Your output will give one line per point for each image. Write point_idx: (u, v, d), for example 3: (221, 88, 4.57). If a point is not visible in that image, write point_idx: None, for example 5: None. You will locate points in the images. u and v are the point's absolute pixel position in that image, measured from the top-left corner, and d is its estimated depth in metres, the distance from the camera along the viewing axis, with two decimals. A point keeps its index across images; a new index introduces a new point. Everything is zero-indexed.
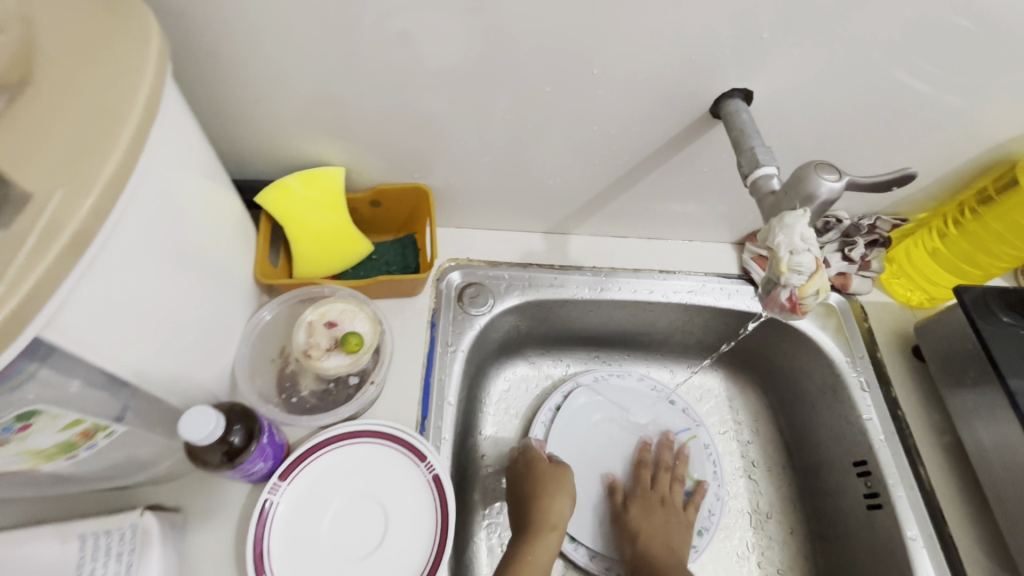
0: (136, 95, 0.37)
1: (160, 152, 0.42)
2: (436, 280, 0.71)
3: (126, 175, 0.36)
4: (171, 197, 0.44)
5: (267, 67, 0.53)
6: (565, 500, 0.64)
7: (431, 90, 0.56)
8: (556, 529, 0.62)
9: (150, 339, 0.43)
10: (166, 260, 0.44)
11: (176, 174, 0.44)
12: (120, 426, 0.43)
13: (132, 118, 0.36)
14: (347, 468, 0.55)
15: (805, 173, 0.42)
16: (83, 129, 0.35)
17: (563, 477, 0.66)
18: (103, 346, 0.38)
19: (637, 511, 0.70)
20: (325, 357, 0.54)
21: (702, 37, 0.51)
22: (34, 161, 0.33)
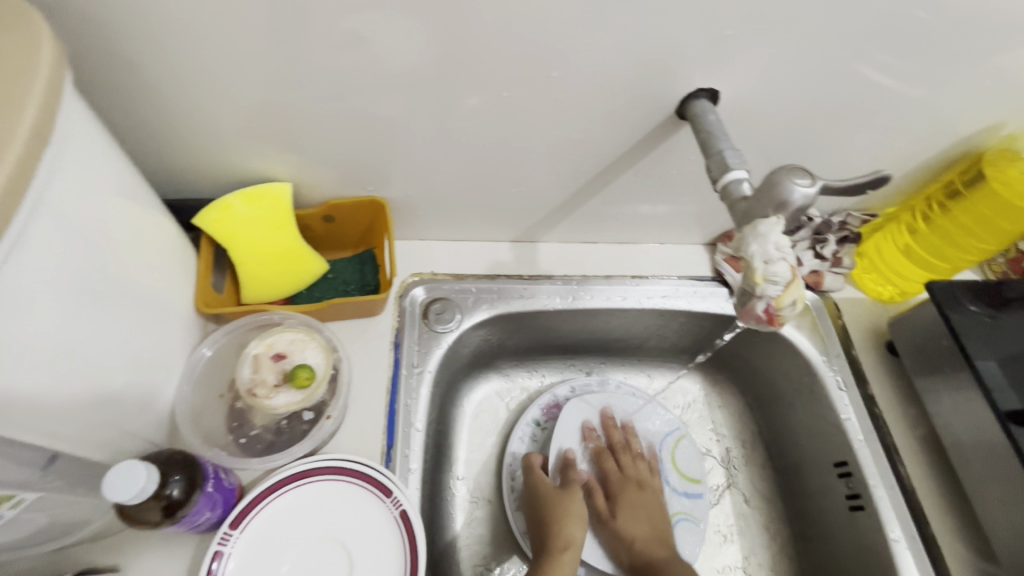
0: (23, 114, 0.32)
1: (64, 175, 0.37)
2: (398, 297, 0.67)
3: (14, 203, 0.31)
4: (82, 226, 0.39)
5: (195, 76, 0.48)
6: (579, 526, 0.61)
7: (380, 98, 0.52)
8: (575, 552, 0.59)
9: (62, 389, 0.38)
10: (79, 296, 0.39)
11: (88, 200, 0.39)
12: (32, 493, 0.38)
13: (20, 137, 0.32)
14: (306, 510, 0.50)
15: (777, 179, 0.40)
16: None
17: (574, 504, 0.63)
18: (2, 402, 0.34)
19: (620, 496, 0.68)
20: (273, 395, 0.50)
21: (665, 35, 0.49)
22: None
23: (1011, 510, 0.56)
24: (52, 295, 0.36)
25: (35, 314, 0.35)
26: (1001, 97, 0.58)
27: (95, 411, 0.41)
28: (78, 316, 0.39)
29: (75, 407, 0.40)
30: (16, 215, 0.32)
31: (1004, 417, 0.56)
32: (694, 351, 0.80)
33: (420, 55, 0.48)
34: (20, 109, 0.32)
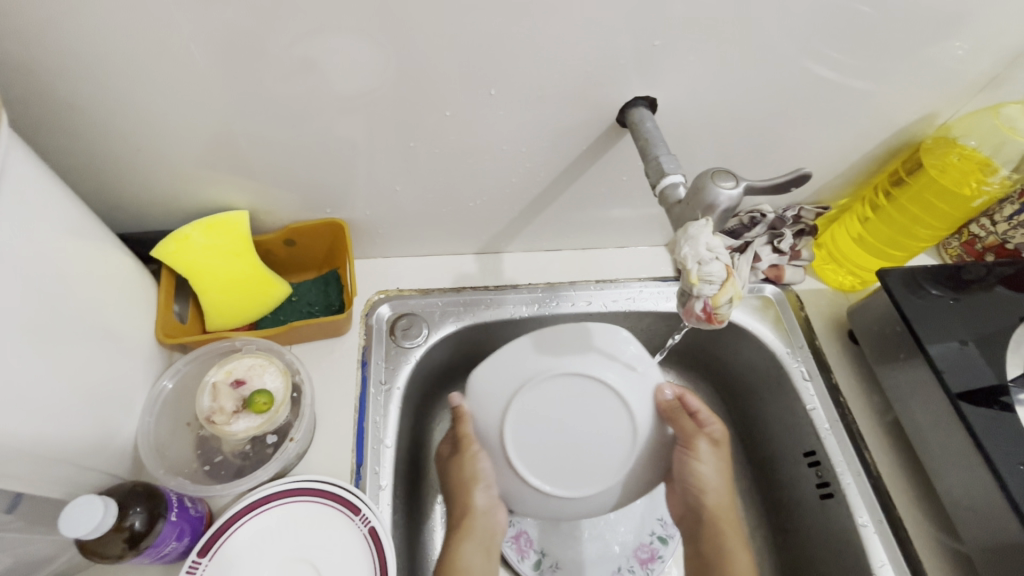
0: None
1: (3, 219, 0.38)
2: (364, 315, 0.68)
3: None
4: (26, 267, 0.40)
5: (141, 113, 0.49)
6: (480, 492, 0.61)
7: (328, 124, 0.54)
8: (475, 522, 0.61)
9: (11, 428, 0.39)
10: (25, 335, 0.40)
11: (33, 245, 0.41)
12: None
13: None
14: (274, 534, 0.51)
15: (704, 182, 0.42)
16: None
17: (468, 467, 0.61)
18: None
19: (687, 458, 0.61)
20: (232, 421, 0.51)
21: (597, 47, 0.50)
22: None
23: (971, 489, 0.57)
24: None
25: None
26: (933, 88, 0.60)
27: (49, 449, 0.42)
28: (29, 354, 0.40)
29: (31, 447, 0.40)
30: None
31: (954, 397, 0.58)
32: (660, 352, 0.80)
33: (362, 78, 0.50)
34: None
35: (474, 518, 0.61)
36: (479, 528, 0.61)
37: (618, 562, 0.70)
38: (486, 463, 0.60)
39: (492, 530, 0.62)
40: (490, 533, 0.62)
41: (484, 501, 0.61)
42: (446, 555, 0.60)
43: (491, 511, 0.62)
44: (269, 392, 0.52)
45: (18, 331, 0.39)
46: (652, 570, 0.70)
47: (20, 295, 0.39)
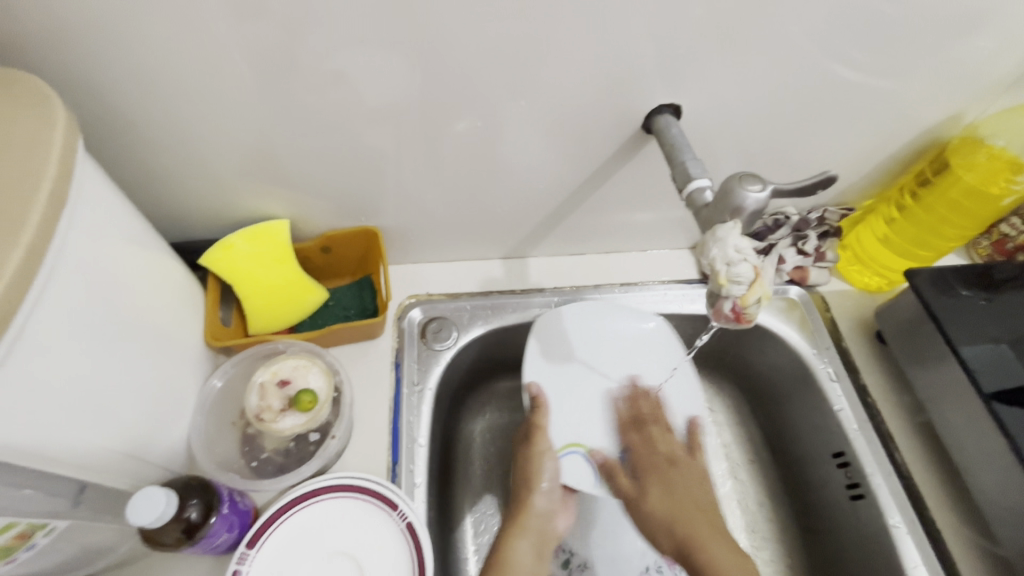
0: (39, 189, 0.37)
1: (80, 229, 0.42)
2: (397, 319, 0.71)
3: (37, 261, 0.36)
4: (94, 275, 0.43)
5: (191, 127, 0.53)
6: (541, 496, 0.65)
7: (364, 137, 0.57)
8: (529, 521, 0.64)
9: (80, 423, 0.42)
10: (93, 339, 0.43)
11: (100, 255, 0.44)
12: (60, 521, 0.41)
13: (39, 200, 0.37)
14: (317, 528, 0.53)
15: (731, 187, 0.42)
16: None
17: (535, 466, 0.66)
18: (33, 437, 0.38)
19: (674, 472, 0.67)
20: (279, 418, 0.54)
21: (622, 56, 0.52)
22: None
23: (1005, 489, 0.57)
24: (75, 338, 0.41)
25: (60, 356, 0.40)
26: (956, 88, 0.61)
27: (114, 445, 0.45)
28: (96, 356, 0.43)
29: (97, 440, 0.43)
30: (39, 267, 0.37)
31: (987, 397, 0.58)
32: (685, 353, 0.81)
33: (397, 90, 0.52)
34: (38, 179, 0.37)
35: (528, 518, 0.64)
36: (535, 528, 0.64)
37: (645, 563, 0.71)
38: (552, 465, 0.66)
39: (544, 531, 0.65)
40: (544, 536, 0.65)
41: (544, 504, 0.65)
42: (499, 553, 0.61)
43: (549, 514, 0.66)
44: (312, 390, 0.55)
45: (87, 336, 0.42)
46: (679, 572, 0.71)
47: (90, 301, 0.43)
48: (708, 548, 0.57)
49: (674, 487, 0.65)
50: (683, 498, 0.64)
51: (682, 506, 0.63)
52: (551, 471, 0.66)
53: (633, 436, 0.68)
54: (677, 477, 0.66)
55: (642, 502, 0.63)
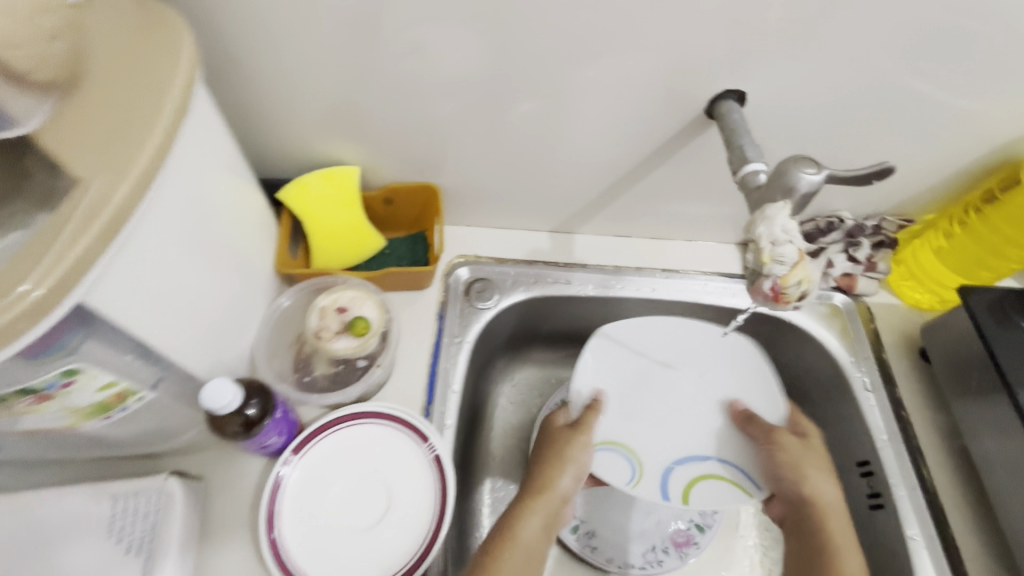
0: (167, 98, 0.40)
1: (184, 148, 0.46)
2: (444, 275, 0.74)
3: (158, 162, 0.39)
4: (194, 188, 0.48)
5: (283, 70, 0.57)
6: (570, 476, 0.60)
7: (436, 97, 0.60)
8: (551, 496, 0.58)
9: (173, 319, 0.46)
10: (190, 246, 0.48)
11: (200, 170, 0.49)
12: (149, 392, 0.47)
13: (164, 111, 0.39)
14: (353, 447, 0.58)
15: (786, 168, 0.44)
16: (116, 129, 0.38)
17: (574, 448, 0.62)
18: (143, 321, 0.43)
19: (791, 455, 0.63)
20: (334, 340, 0.56)
21: (695, 38, 0.53)
22: (81, 152, 0.37)
23: None
24: (175, 247, 0.45)
25: (161, 259, 0.44)
26: None
27: (199, 344, 0.50)
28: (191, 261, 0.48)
29: (185, 338, 0.48)
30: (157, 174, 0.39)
31: None
32: None
33: (473, 55, 0.55)
34: (166, 88, 0.40)
35: (550, 493, 0.58)
36: (552, 505, 0.58)
37: (652, 542, 0.74)
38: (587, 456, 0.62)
39: (558, 514, 0.58)
40: (552, 511, 0.58)
41: (567, 486, 0.60)
42: (508, 519, 0.57)
43: (567, 499, 0.60)
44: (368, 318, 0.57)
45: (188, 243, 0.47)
46: (686, 554, 0.73)
47: (187, 211, 0.47)
48: (831, 525, 0.60)
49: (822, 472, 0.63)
50: (823, 466, 0.63)
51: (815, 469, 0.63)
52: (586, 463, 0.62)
53: (753, 429, 0.68)
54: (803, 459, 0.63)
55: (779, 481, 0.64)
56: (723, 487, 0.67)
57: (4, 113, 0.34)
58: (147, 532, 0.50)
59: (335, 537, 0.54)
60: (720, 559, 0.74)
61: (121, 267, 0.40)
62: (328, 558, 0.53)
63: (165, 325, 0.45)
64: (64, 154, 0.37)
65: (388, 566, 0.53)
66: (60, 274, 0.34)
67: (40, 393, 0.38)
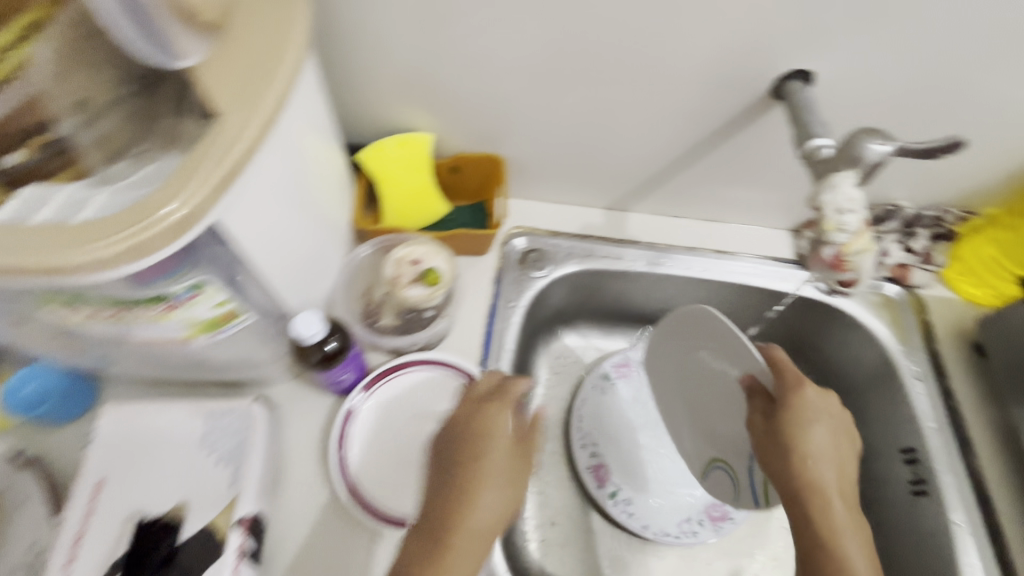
0: (291, 40, 0.44)
1: (303, 95, 0.50)
2: (502, 244, 0.78)
3: (283, 96, 0.43)
4: (305, 137, 0.53)
5: (370, 38, 0.61)
6: (505, 443, 0.49)
7: (510, 70, 0.63)
8: (488, 470, 0.48)
9: (278, 253, 0.51)
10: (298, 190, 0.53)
11: (310, 122, 0.53)
12: (249, 316, 0.51)
13: (290, 52, 0.43)
14: (417, 390, 0.63)
15: (856, 139, 0.44)
16: (250, 66, 0.42)
17: (495, 417, 0.50)
18: (259, 250, 0.47)
19: (788, 420, 0.52)
20: (407, 288, 0.60)
21: (767, 17, 0.54)
22: (222, 85, 0.41)
23: None
24: (288, 187, 0.50)
25: (278, 195, 0.48)
26: None
27: (293, 281, 0.55)
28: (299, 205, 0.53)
29: (285, 273, 0.53)
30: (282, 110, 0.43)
31: None
32: (754, 324, 0.83)
33: (549, 29, 0.58)
34: (291, 33, 0.44)
35: (487, 465, 0.48)
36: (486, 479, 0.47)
37: (688, 513, 0.76)
38: (510, 424, 0.51)
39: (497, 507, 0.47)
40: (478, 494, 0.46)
41: (501, 456, 0.49)
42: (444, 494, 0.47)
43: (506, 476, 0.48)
44: (439, 270, 0.61)
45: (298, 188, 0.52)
46: (721, 527, 0.75)
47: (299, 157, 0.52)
48: (830, 515, 0.48)
49: (820, 417, 0.52)
50: (777, 447, 0.52)
51: (813, 456, 0.51)
52: (516, 426, 0.51)
53: (756, 405, 0.57)
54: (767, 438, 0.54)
55: (766, 455, 0.54)
56: None
57: (173, 43, 0.40)
58: (236, 447, 0.55)
59: (402, 470, 0.59)
60: (757, 536, 0.77)
61: (247, 195, 0.44)
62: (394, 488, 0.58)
63: (268, 260, 0.49)
64: (209, 86, 0.41)
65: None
66: (204, 190, 0.39)
67: (170, 300, 0.43)
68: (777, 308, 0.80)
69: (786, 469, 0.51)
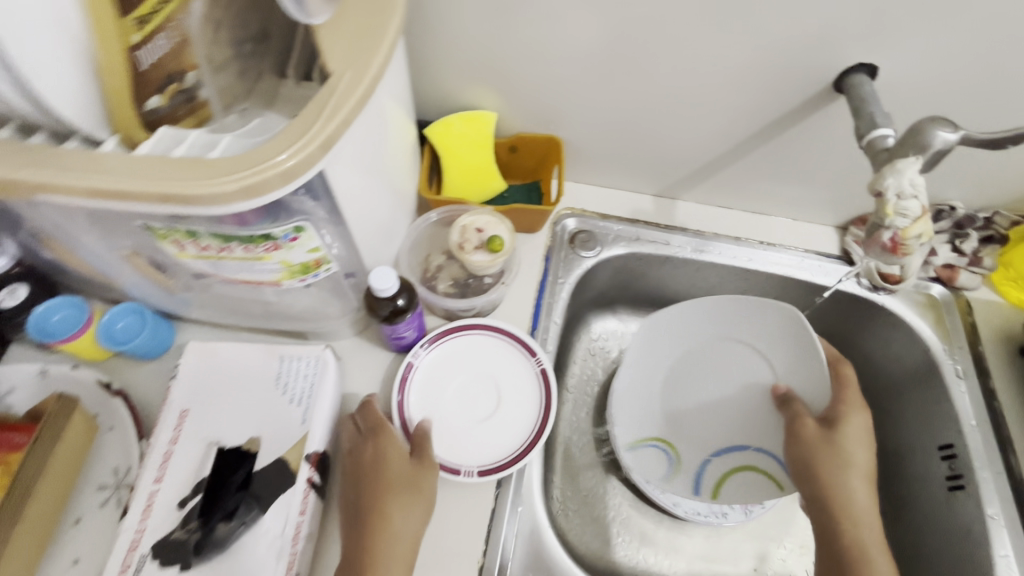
0: (395, 12, 0.48)
1: (397, 71, 0.55)
2: (553, 224, 0.81)
3: (387, 60, 0.47)
4: (392, 107, 0.57)
5: (444, 17, 0.64)
6: (399, 474, 0.55)
7: (575, 58, 0.66)
8: (397, 499, 0.53)
9: (365, 210, 0.55)
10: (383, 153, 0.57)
11: (397, 92, 0.58)
12: (335, 265, 0.54)
13: (394, 22, 0.48)
14: (474, 349, 0.67)
15: (922, 127, 0.47)
16: (359, 34, 0.47)
17: (381, 450, 0.56)
18: (353, 206, 0.52)
19: (832, 439, 0.59)
20: (472, 253, 0.65)
21: (835, 11, 0.55)
22: (333, 52, 0.46)
23: None
24: (376, 149, 0.54)
25: (370, 156, 0.53)
26: None
27: (374, 240, 0.60)
28: (382, 169, 0.57)
29: (368, 230, 0.57)
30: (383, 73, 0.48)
31: None
32: (795, 315, 0.84)
33: (612, 16, 0.60)
34: (394, 6, 0.49)
35: (376, 493, 0.53)
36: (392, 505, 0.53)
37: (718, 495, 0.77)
38: (398, 450, 0.56)
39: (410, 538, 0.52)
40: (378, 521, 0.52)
41: (403, 490, 0.54)
42: (375, 525, 0.52)
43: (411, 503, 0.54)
44: (502, 238, 0.66)
45: (383, 152, 0.57)
46: (750, 512, 0.76)
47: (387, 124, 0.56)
48: (859, 529, 0.56)
49: (857, 450, 0.59)
50: (825, 459, 0.58)
51: (849, 476, 0.58)
52: (399, 449, 0.57)
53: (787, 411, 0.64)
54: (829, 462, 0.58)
55: (812, 472, 0.59)
56: (759, 479, 0.69)
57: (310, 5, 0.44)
58: (308, 389, 0.59)
59: (457, 423, 0.63)
60: (786, 525, 0.78)
61: (350, 148, 0.48)
62: (449, 437, 0.62)
63: (355, 216, 0.53)
64: (325, 52, 0.46)
65: (499, 452, 0.62)
66: (322, 136, 0.42)
67: (273, 241, 0.47)
68: (823, 297, 0.80)
69: (830, 487, 0.57)
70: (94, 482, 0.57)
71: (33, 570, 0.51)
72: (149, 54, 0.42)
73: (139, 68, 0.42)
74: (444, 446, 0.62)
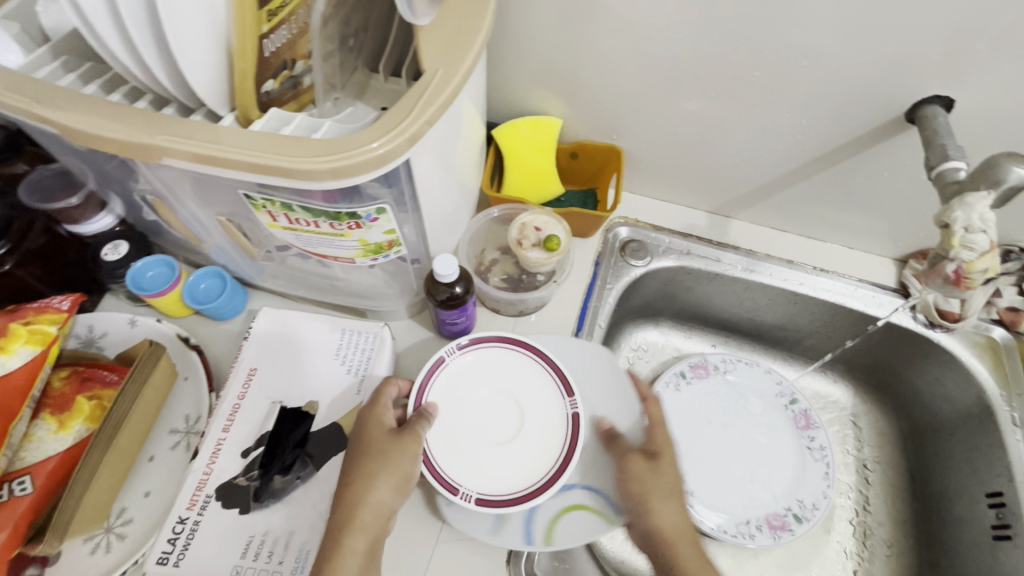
0: (486, 19, 0.52)
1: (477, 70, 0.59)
2: (605, 231, 0.83)
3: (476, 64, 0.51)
4: (470, 106, 0.61)
5: (519, 25, 0.68)
6: (381, 442, 0.53)
7: (640, 70, 0.68)
8: (377, 466, 0.51)
9: (437, 199, 0.59)
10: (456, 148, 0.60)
11: (475, 92, 0.61)
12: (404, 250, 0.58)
13: (485, 28, 0.52)
14: (506, 367, 0.64)
15: (998, 162, 0.47)
16: (454, 36, 0.51)
17: (371, 419, 0.55)
18: (428, 193, 0.56)
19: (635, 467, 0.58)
20: (529, 249, 0.68)
21: (915, 42, 0.56)
22: (431, 51, 0.50)
23: None
24: (451, 144, 0.58)
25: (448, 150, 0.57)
26: None
27: (440, 229, 0.64)
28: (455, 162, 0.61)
29: (437, 218, 0.61)
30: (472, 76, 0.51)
31: None
32: (845, 342, 0.83)
33: (680, 34, 0.62)
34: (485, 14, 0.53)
35: (359, 459, 0.52)
36: (368, 471, 0.51)
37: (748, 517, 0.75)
38: (389, 418, 0.56)
39: (380, 511, 0.50)
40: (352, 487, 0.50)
41: (383, 458, 0.52)
42: (350, 491, 0.50)
43: (396, 473, 0.52)
44: (559, 238, 0.68)
45: (457, 147, 0.60)
46: None
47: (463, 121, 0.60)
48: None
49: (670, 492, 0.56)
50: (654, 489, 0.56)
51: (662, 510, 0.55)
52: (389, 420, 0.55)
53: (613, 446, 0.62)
54: (655, 487, 0.56)
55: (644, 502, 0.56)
56: (590, 518, 0.60)
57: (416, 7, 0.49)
58: (364, 363, 0.63)
59: (469, 431, 0.61)
60: (813, 554, 0.77)
61: (433, 142, 0.52)
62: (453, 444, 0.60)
63: (429, 205, 0.57)
64: (422, 51, 0.50)
65: (502, 485, 0.59)
66: (411, 128, 0.45)
67: (358, 219, 0.50)
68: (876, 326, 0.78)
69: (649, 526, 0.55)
70: (168, 425, 0.62)
71: (113, 495, 0.57)
72: (272, 42, 0.48)
73: (264, 53, 0.47)
74: (445, 451, 0.60)
